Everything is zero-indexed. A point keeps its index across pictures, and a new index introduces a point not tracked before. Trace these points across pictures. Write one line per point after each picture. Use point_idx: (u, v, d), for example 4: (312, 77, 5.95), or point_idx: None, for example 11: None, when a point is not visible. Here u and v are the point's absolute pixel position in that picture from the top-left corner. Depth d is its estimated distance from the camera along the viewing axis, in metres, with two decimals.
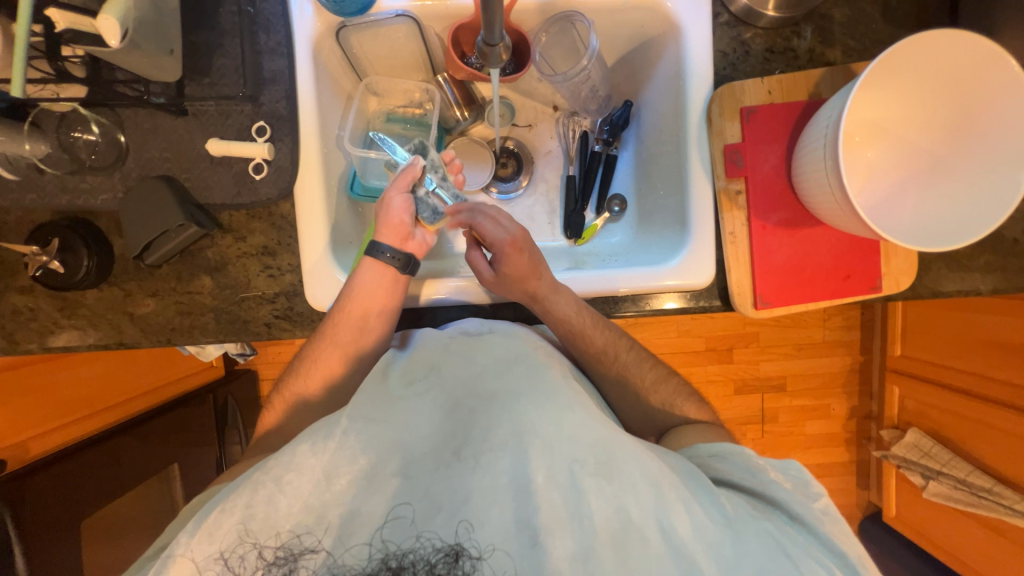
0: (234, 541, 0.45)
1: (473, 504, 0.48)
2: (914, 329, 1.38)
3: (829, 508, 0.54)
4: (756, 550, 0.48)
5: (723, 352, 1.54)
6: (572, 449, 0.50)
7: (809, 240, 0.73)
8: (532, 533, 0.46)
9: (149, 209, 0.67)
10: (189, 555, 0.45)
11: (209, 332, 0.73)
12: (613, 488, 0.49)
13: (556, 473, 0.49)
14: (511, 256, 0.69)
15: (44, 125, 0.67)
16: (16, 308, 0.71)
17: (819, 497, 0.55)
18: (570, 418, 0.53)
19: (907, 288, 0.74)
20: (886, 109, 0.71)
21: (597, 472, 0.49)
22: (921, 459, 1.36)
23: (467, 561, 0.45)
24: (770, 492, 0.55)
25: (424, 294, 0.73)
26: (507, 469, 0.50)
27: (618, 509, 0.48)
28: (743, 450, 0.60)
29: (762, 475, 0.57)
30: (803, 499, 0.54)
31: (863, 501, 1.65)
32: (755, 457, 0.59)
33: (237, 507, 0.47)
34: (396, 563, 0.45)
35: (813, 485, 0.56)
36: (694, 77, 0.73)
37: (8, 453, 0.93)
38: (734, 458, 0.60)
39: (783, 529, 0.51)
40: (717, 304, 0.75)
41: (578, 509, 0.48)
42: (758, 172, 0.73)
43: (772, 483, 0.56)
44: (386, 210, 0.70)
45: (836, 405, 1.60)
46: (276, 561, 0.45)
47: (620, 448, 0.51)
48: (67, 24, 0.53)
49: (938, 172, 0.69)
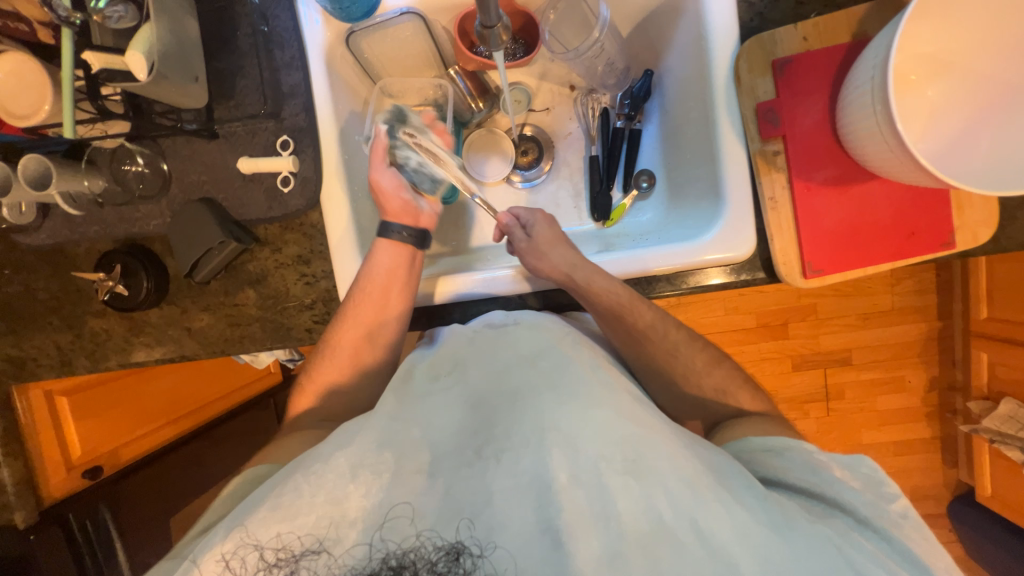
0: (236, 544, 0.46)
1: (491, 505, 0.47)
2: (1001, 288, 1.23)
3: (909, 513, 0.50)
4: (798, 554, 0.44)
5: (776, 328, 1.45)
6: (598, 446, 0.49)
7: (862, 197, 0.66)
8: (554, 533, 0.46)
9: (193, 230, 0.71)
10: (197, 561, 0.46)
11: (258, 341, 0.77)
12: (642, 487, 0.47)
13: (580, 471, 0.48)
14: (544, 223, 0.75)
15: (98, 162, 0.73)
16: (94, 330, 0.79)
17: (896, 499, 0.51)
18: (596, 414, 0.50)
19: (987, 241, 0.65)
20: (947, 39, 0.62)
21: (625, 470, 0.47)
22: (1019, 432, 1.21)
23: (468, 559, 0.45)
24: (835, 495, 0.51)
25: (437, 295, 0.73)
26: (528, 468, 0.49)
27: (646, 508, 0.46)
28: (802, 445, 0.57)
29: (827, 477, 0.53)
30: (877, 502, 0.51)
31: (951, 480, 1.51)
32: (817, 455, 0.56)
33: (262, 507, 0.48)
34: (397, 562, 0.45)
35: (888, 485, 0.52)
36: (717, 33, 0.68)
37: (103, 460, 1.06)
38: (793, 454, 0.56)
39: (849, 535, 0.47)
40: (761, 276, 0.70)
41: (604, 508, 0.46)
42: (798, 129, 0.66)
43: (838, 485, 0.52)
44: (381, 192, 0.72)
45: (912, 376, 1.46)
46: (277, 563, 0.45)
47: (652, 448, 0.49)
48: (102, 65, 0.57)
49: (1016, 105, 0.60)
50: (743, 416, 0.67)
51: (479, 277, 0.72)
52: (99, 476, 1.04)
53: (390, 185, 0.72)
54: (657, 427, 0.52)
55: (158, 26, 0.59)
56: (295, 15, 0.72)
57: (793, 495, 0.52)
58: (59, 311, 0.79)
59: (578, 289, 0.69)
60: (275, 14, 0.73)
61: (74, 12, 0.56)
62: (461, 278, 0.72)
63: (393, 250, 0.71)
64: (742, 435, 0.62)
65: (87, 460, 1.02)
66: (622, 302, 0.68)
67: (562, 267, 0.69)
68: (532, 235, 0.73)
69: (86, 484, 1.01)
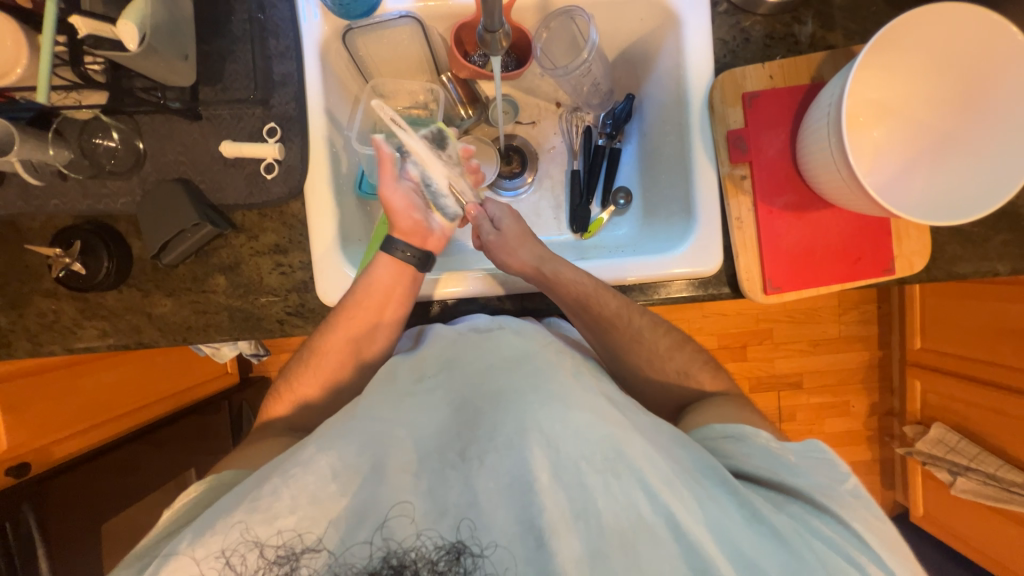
0: (236, 539, 0.43)
1: (479, 505, 0.46)
2: (933, 320, 1.35)
3: (858, 491, 0.51)
4: (761, 543, 0.46)
5: (736, 349, 1.52)
6: (578, 446, 0.48)
7: (816, 222, 0.72)
8: (537, 533, 0.44)
9: (167, 210, 0.69)
10: (190, 554, 0.43)
11: (224, 330, 0.74)
12: (622, 485, 0.47)
13: (562, 472, 0.47)
14: (510, 217, 0.78)
15: (66, 133, 0.70)
16: (40, 311, 0.74)
17: (848, 479, 0.52)
18: (577, 416, 0.50)
19: (921, 271, 0.72)
20: (889, 88, 0.71)
21: (605, 470, 0.47)
22: (947, 455, 1.31)
23: (469, 558, 0.43)
24: (790, 481, 0.53)
25: (438, 291, 0.74)
26: (509, 469, 0.48)
27: (628, 507, 0.46)
28: (761, 433, 0.58)
29: (784, 464, 0.54)
30: (830, 484, 0.52)
31: (889, 501, 1.60)
32: (773, 442, 0.57)
33: (243, 505, 0.45)
34: (398, 561, 0.42)
35: (838, 466, 0.53)
36: (694, 66, 0.74)
37: (31, 456, 0.97)
38: (752, 441, 0.57)
39: (807, 521, 0.48)
40: (726, 291, 0.75)
41: (585, 506, 0.46)
42: (762, 157, 0.73)
43: (794, 470, 0.53)
44: (393, 210, 0.72)
45: (856, 401, 1.56)
46: (277, 561, 0.42)
47: (630, 444, 0.48)
48: (88, 30, 0.57)
49: (944, 150, 0.68)
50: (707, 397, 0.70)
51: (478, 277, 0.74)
52: (24, 475, 0.96)
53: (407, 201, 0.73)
54: (632, 424, 0.52)
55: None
56: (294, 7, 0.73)
57: (755, 485, 0.53)
58: (5, 288, 0.73)
59: (543, 280, 0.71)
60: (273, 3, 0.73)
61: None
62: (463, 276, 0.74)
63: (392, 263, 0.70)
64: (704, 422, 0.63)
65: (11, 456, 0.94)
66: (588, 293, 0.70)
67: (533, 260, 0.72)
68: (500, 229, 0.76)
69: (9, 482, 0.93)
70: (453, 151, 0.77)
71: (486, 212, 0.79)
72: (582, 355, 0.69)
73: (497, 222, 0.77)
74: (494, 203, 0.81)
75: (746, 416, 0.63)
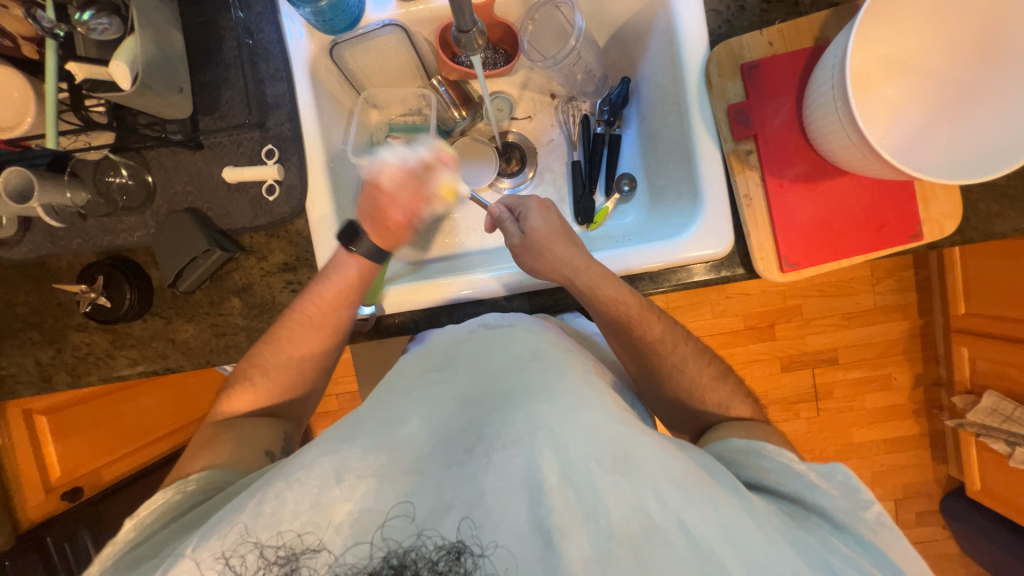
0: (235, 541, 0.44)
1: (485, 503, 0.44)
2: (976, 283, 1.27)
3: (882, 519, 0.51)
4: (772, 545, 0.43)
5: (764, 328, 1.47)
6: (586, 447, 0.46)
7: (831, 193, 0.68)
8: (546, 535, 0.42)
9: (178, 239, 0.71)
10: (193, 557, 0.44)
11: (244, 350, 0.77)
12: (632, 487, 0.44)
13: (571, 472, 0.45)
14: (539, 212, 0.74)
15: (82, 174, 0.73)
16: (75, 345, 0.78)
17: (870, 505, 0.52)
18: (585, 416, 0.49)
19: (952, 233, 0.67)
20: (902, 41, 0.66)
21: (614, 469, 0.45)
22: (1002, 424, 1.24)
23: (470, 558, 0.42)
24: (814, 499, 0.52)
25: (388, 305, 0.74)
26: (520, 468, 0.45)
27: (637, 508, 0.43)
28: (783, 454, 0.57)
29: (805, 482, 0.54)
30: (853, 509, 0.51)
31: (940, 476, 1.52)
32: (797, 463, 0.56)
33: (246, 509, 0.46)
34: (398, 561, 0.42)
35: (863, 493, 0.53)
36: (688, 40, 0.71)
37: (84, 481, 1.10)
38: (775, 458, 0.57)
39: (826, 540, 0.48)
40: (739, 271, 0.72)
41: (595, 508, 0.43)
42: (768, 129, 0.69)
43: (815, 490, 0.53)
44: (398, 236, 0.74)
45: (897, 373, 1.48)
46: (277, 561, 0.43)
47: (637, 445, 0.47)
48: (85, 75, 0.60)
49: (968, 102, 0.64)
50: (731, 421, 0.68)
51: (437, 287, 0.73)
52: (79, 497, 1.08)
53: (407, 213, 0.73)
54: (644, 430, 0.51)
55: (141, 38, 0.62)
56: (279, 28, 0.74)
57: (776, 499, 0.53)
58: (40, 325, 0.78)
59: (582, 293, 0.69)
60: (260, 27, 0.75)
61: (58, 24, 0.59)
62: (420, 287, 0.74)
63: (356, 259, 0.71)
64: (727, 435, 0.63)
65: (67, 482, 1.06)
66: (630, 308, 0.68)
67: (563, 267, 0.69)
68: (526, 230, 0.72)
69: (65, 505, 1.06)
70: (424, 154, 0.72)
71: (510, 208, 0.77)
72: (597, 364, 0.68)
73: (522, 220, 0.74)
74: (518, 200, 0.77)
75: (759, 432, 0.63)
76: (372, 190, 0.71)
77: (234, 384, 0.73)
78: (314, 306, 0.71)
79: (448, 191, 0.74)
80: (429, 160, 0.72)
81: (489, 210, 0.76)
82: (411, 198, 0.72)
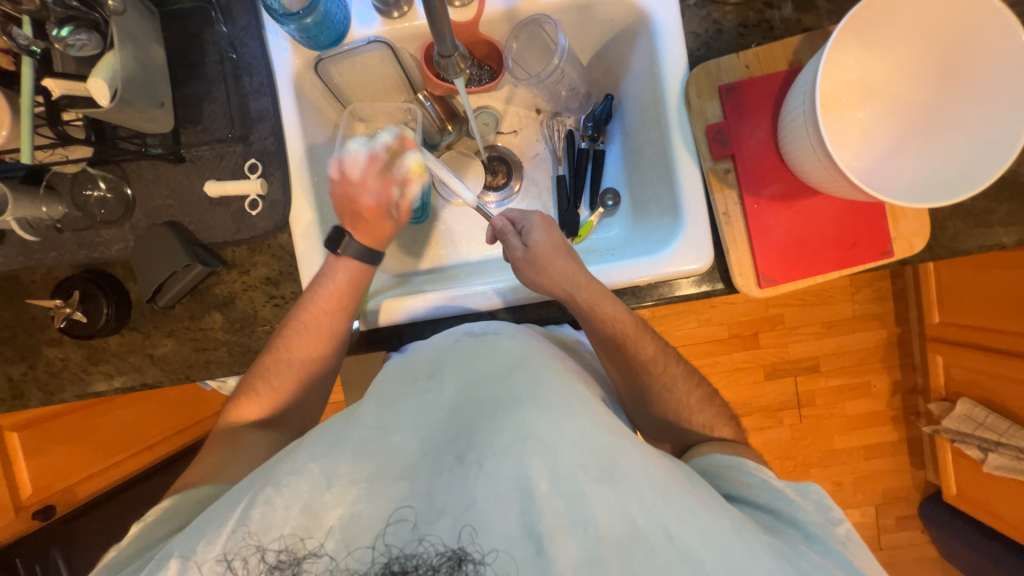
0: (237, 543, 0.44)
1: (476, 508, 0.44)
2: (950, 295, 1.31)
3: (851, 534, 0.53)
4: (750, 552, 0.44)
5: (747, 337, 1.49)
6: (573, 454, 0.46)
7: (806, 211, 0.71)
8: (536, 539, 0.42)
9: (156, 252, 0.70)
10: (195, 558, 0.44)
11: (225, 365, 0.76)
12: (619, 495, 0.44)
13: (559, 479, 0.45)
14: (541, 227, 0.74)
15: (59, 187, 0.72)
16: (49, 360, 0.76)
17: (841, 522, 0.54)
18: (572, 423, 0.48)
19: (922, 250, 0.70)
20: (870, 68, 0.69)
21: (600, 478, 0.45)
22: (976, 431, 1.28)
23: (471, 564, 0.42)
24: (789, 511, 0.54)
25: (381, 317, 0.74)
26: (510, 474, 0.45)
27: (623, 515, 0.44)
28: (762, 470, 0.59)
29: (782, 495, 0.55)
30: (825, 524, 0.53)
31: (920, 482, 1.55)
32: (775, 479, 0.58)
33: (233, 515, 0.46)
34: (400, 566, 0.43)
35: (834, 510, 0.55)
36: (668, 60, 0.72)
37: (57, 499, 1.10)
38: (755, 473, 0.59)
39: (796, 545, 0.48)
40: (720, 287, 0.73)
41: (582, 514, 0.43)
42: (746, 149, 0.71)
43: (792, 504, 0.54)
44: (377, 231, 0.73)
45: (876, 380, 1.52)
46: (280, 564, 0.43)
47: (624, 455, 0.47)
48: (62, 92, 0.60)
49: (936, 126, 0.66)
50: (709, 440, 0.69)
51: (425, 298, 0.74)
52: (50, 515, 1.08)
53: (379, 199, 0.74)
54: (626, 436, 0.51)
55: (121, 53, 0.61)
56: (263, 43, 0.74)
57: (751, 509, 0.55)
58: (13, 340, 0.76)
59: (579, 309, 0.69)
60: (244, 41, 0.74)
61: (34, 41, 0.59)
62: (409, 298, 0.74)
63: (347, 262, 0.71)
64: (708, 450, 0.65)
65: (37, 501, 1.06)
66: (619, 324, 0.69)
67: (564, 282, 0.69)
68: (529, 244, 0.72)
69: (36, 525, 1.06)
70: (382, 141, 0.74)
71: (510, 220, 0.77)
72: (584, 377, 0.68)
73: (524, 234, 0.73)
74: (521, 212, 0.77)
75: (735, 449, 0.65)
76: (344, 194, 0.72)
77: (232, 397, 0.73)
78: (311, 317, 0.70)
79: (417, 167, 0.75)
80: (391, 143, 0.74)
81: (496, 223, 0.76)
82: (380, 182, 0.73)
